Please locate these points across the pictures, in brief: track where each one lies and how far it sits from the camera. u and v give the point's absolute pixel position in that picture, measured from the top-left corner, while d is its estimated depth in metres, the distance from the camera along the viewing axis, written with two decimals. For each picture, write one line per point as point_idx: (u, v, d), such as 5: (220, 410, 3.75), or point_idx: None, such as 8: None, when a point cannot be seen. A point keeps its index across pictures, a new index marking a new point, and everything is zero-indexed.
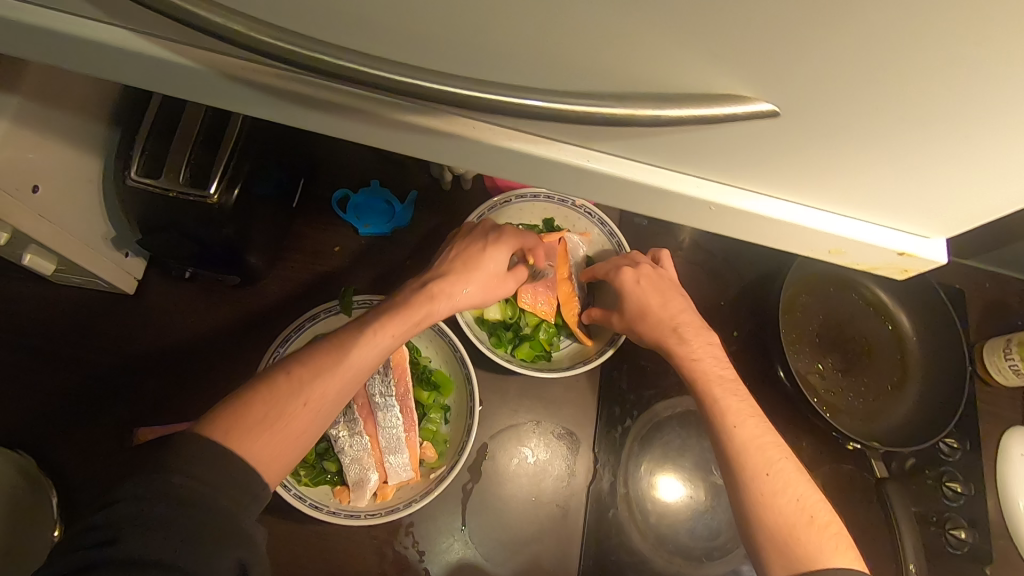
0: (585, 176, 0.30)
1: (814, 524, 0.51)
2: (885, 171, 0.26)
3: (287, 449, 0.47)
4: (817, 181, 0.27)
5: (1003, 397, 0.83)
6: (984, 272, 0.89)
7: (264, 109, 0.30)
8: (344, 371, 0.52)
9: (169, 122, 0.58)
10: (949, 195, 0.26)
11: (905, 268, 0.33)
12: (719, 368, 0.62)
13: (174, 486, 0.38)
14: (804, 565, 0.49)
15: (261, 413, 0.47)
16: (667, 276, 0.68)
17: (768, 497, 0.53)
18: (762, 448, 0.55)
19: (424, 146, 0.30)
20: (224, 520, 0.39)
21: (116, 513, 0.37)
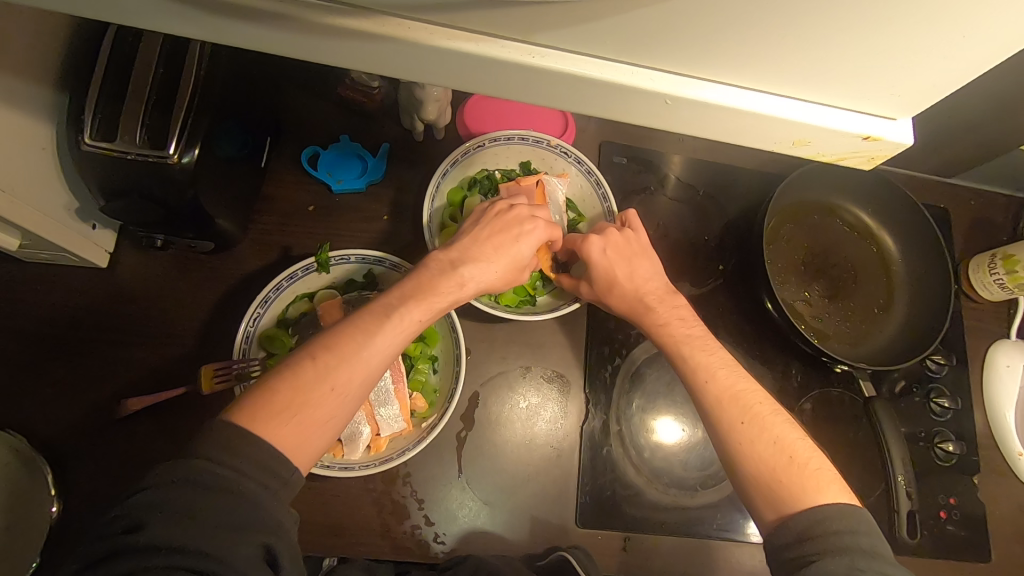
0: (536, 79, 0.28)
1: (795, 462, 0.51)
2: (840, 37, 0.24)
3: (315, 434, 0.46)
4: (771, 59, 0.26)
5: (989, 312, 0.84)
6: (968, 189, 0.88)
7: (195, 30, 0.28)
8: (368, 359, 0.49)
9: (118, 81, 0.55)
10: (908, 58, 0.25)
11: (873, 157, 0.32)
12: (685, 329, 0.63)
13: (200, 471, 0.40)
14: (793, 506, 0.49)
15: (287, 401, 0.45)
16: (635, 240, 0.67)
17: (746, 445, 0.53)
18: (736, 398, 0.56)
19: (362, 56, 0.28)
20: (249, 506, 0.40)
21: (143, 497, 0.39)
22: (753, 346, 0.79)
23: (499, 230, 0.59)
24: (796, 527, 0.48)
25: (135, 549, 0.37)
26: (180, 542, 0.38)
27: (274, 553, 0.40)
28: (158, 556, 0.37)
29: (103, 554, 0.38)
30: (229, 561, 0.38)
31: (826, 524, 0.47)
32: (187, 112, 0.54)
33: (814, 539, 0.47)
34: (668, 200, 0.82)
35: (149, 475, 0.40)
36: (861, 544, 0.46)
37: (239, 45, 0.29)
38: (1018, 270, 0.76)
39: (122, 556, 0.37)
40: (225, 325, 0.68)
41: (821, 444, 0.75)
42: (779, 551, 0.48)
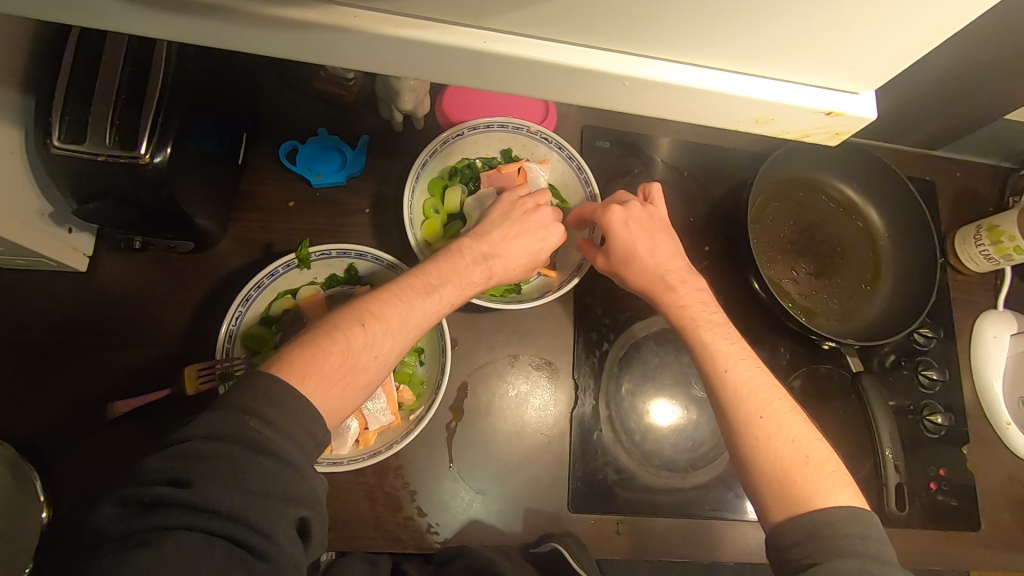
0: (490, 64, 0.28)
1: (811, 463, 0.51)
2: (790, 11, 0.24)
3: (350, 400, 0.49)
4: (723, 35, 0.26)
5: (976, 284, 0.84)
6: (953, 160, 0.87)
7: (140, 25, 0.28)
8: (405, 334, 0.53)
9: (85, 82, 0.54)
10: (862, 30, 0.25)
11: (837, 132, 0.32)
12: (708, 313, 0.63)
13: (248, 432, 0.41)
14: (804, 507, 0.49)
15: (336, 363, 0.47)
16: (656, 217, 0.67)
17: (762, 441, 0.53)
18: (755, 392, 0.56)
19: (312, 46, 0.28)
20: (293, 473, 0.41)
21: (190, 452, 0.39)
22: (741, 326, 0.79)
23: (528, 222, 0.64)
24: (804, 529, 0.48)
25: (180, 503, 0.38)
26: (225, 504, 0.38)
27: (307, 525, 0.42)
28: (202, 514, 0.38)
29: (145, 502, 0.38)
30: (269, 530, 0.39)
31: (836, 528, 0.47)
32: (157, 109, 0.53)
33: (822, 541, 0.47)
34: (652, 183, 0.81)
35: (194, 429, 0.41)
36: (871, 551, 0.46)
37: (188, 40, 0.28)
38: (1003, 241, 0.76)
39: (166, 508, 0.38)
40: (208, 324, 0.68)
41: (810, 421, 0.75)
42: (781, 550, 0.49)
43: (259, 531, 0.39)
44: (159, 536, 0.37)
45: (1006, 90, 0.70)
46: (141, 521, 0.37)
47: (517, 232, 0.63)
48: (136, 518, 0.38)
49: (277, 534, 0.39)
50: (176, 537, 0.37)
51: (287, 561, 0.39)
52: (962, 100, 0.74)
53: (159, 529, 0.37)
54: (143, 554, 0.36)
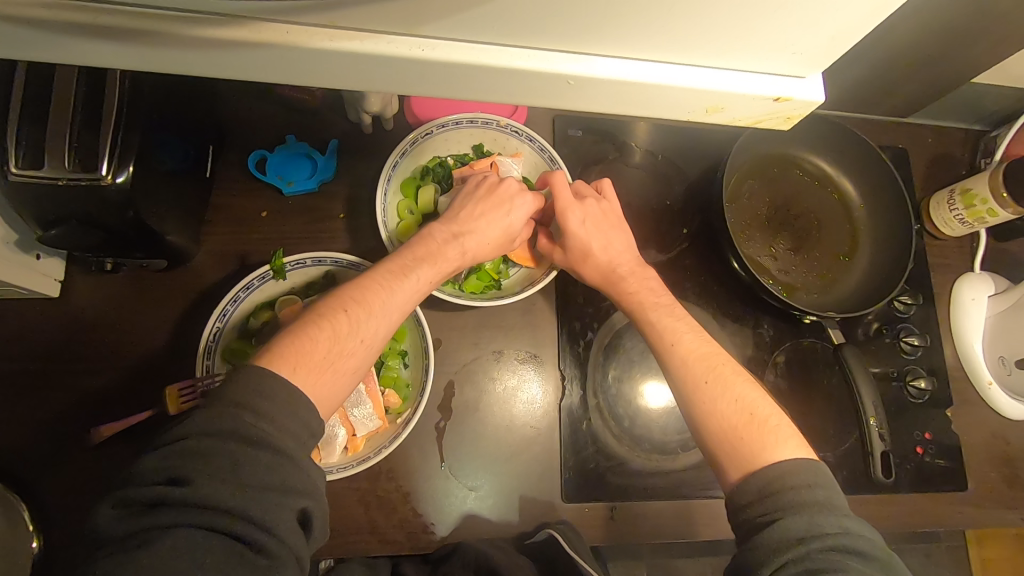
0: (435, 70, 0.27)
1: (756, 419, 0.53)
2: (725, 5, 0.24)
3: (342, 385, 0.49)
4: (665, 31, 0.25)
5: (952, 247, 0.84)
6: (924, 126, 0.88)
7: (69, 53, 0.26)
8: (390, 315, 0.53)
9: (37, 106, 0.53)
10: (799, 16, 0.24)
11: (788, 116, 0.31)
12: (655, 297, 0.64)
13: (243, 427, 0.40)
14: (753, 464, 0.50)
15: (324, 350, 0.48)
16: (610, 211, 0.67)
17: (710, 405, 0.54)
18: (702, 359, 0.57)
19: (247, 65, 0.27)
20: (290, 466, 0.41)
21: (186, 450, 0.39)
22: (722, 305, 0.79)
23: (491, 201, 0.64)
24: (755, 486, 0.48)
25: (180, 501, 0.38)
26: (223, 500, 0.38)
27: (308, 515, 0.42)
28: (202, 511, 0.38)
29: (144, 502, 0.38)
30: (269, 523, 0.39)
31: (785, 479, 0.47)
32: (114, 129, 0.53)
33: (774, 496, 0.47)
34: (627, 168, 0.81)
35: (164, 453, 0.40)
36: (818, 498, 0.46)
37: (120, 64, 0.27)
38: (976, 204, 0.76)
39: (166, 507, 0.38)
40: (189, 341, 0.67)
41: (793, 396, 0.76)
42: (738, 511, 0.49)
43: (260, 525, 0.39)
44: (160, 536, 0.36)
45: (973, 53, 0.69)
46: (141, 522, 0.37)
47: (491, 209, 0.63)
48: (136, 517, 0.38)
49: (277, 527, 0.39)
50: (177, 535, 0.37)
51: (288, 553, 0.40)
52: (926, 67, 0.74)
53: (160, 528, 0.37)
54: (146, 554, 0.36)
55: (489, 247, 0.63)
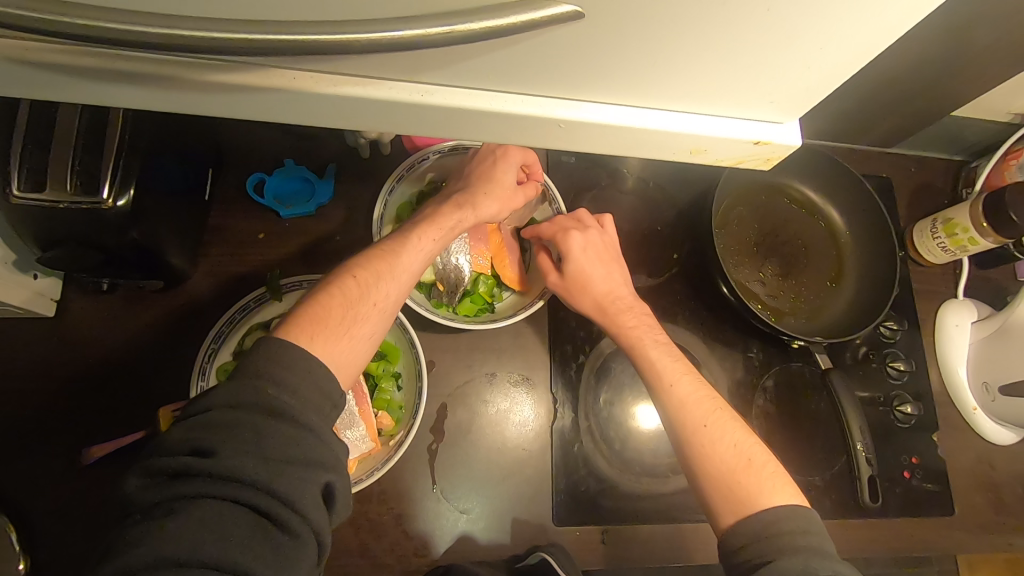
0: (435, 113, 0.28)
1: (754, 464, 0.54)
2: (708, 59, 0.25)
3: (359, 346, 0.52)
4: (651, 81, 0.27)
5: (935, 274, 0.86)
6: (907, 156, 0.91)
7: (77, 94, 0.27)
8: (400, 280, 0.56)
9: (41, 131, 0.53)
10: (775, 72, 0.26)
11: (768, 158, 0.33)
12: (654, 334, 0.65)
13: (264, 399, 0.43)
14: (748, 508, 0.52)
15: (338, 314, 0.51)
16: (610, 244, 0.69)
17: (708, 446, 0.56)
18: (701, 402, 0.59)
19: (252, 106, 0.28)
20: (312, 440, 0.43)
21: (211, 423, 0.42)
22: (712, 329, 0.80)
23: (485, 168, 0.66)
24: (748, 530, 0.50)
25: (206, 472, 0.40)
26: (248, 473, 0.40)
27: (330, 489, 0.44)
28: (227, 483, 0.40)
29: (171, 472, 0.41)
30: (290, 498, 0.41)
31: (779, 524, 0.49)
32: (118, 154, 0.54)
33: (769, 538, 0.49)
34: (618, 194, 0.83)
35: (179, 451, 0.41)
36: (810, 544, 0.48)
37: (128, 105, 0.28)
38: (958, 233, 0.79)
39: (193, 477, 0.40)
40: (183, 362, 0.67)
41: (782, 420, 0.77)
42: (729, 555, 0.51)
43: (281, 499, 0.41)
44: (186, 506, 0.39)
45: (953, 89, 0.72)
46: (169, 490, 0.40)
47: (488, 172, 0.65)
48: (164, 486, 0.40)
49: (298, 503, 0.41)
50: (203, 505, 0.39)
51: (309, 528, 0.42)
52: (908, 101, 0.76)
53: (186, 498, 0.39)
54: (172, 522, 0.38)
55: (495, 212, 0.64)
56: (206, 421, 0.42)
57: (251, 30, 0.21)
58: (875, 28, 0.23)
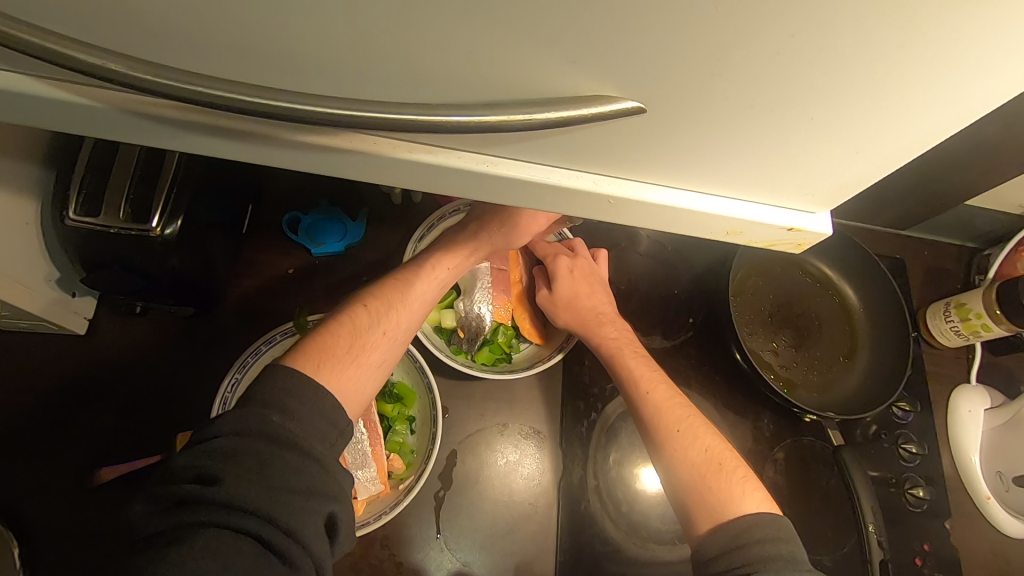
0: (493, 182, 0.31)
1: (724, 469, 0.55)
2: (750, 153, 0.27)
3: (368, 375, 0.54)
4: (695, 168, 0.29)
5: (948, 357, 0.87)
6: (920, 240, 0.93)
7: (172, 142, 0.30)
8: (411, 310, 0.59)
9: (103, 161, 0.57)
10: (811, 168, 0.28)
11: (799, 243, 0.35)
12: (632, 344, 0.67)
13: (271, 428, 0.44)
14: (722, 514, 0.52)
15: (346, 343, 0.53)
16: (598, 270, 0.73)
17: (680, 453, 0.57)
18: (674, 409, 0.60)
19: (328, 164, 0.30)
20: (316, 469, 0.44)
21: (218, 451, 0.42)
22: (723, 396, 0.81)
23: None
24: (723, 538, 0.50)
25: (209, 499, 0.40)
26: (250, 501, 0.41)
27: (333, 521, 0.44)
28: (229, 510, 0.40)
29: (176, 499, 0.41)
30: (291, 527, 0.41)
31: (751, 531, 0.49)
32: (170, 185, 0.57)
33: (740, 549, 0.49)
34: (636, 256, 0.85)
35: (182, 483, 0.42)
36: (783, 551, 0.47)
37: (217, 156, 0.31)
38: (971, 317, 0.80)
39: (196, 504, 0.40)
40: (202, 390, 0.68)
41: (791, 493, 0.77)
42: (706, 563, 0.50)
43: (282, 528, 0.41)
44: (189, 534, 0.39)
45: (966, 181, 0.74)
46: (173, 519, 0.40)
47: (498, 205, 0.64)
48: (167, 515, 0.41)
49: (299, 532, 0.41)
50: (205, 533, 0.39)
51: (309, 559, 0.42)
52: (922, 188, 0.79)
53: (190, 526, 0.40)
54: (175, 550, 0.38)
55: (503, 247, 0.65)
56: (214, 451, 0.43)
57: (357, 107, 0.24)
58: (910, 138, 0.26)
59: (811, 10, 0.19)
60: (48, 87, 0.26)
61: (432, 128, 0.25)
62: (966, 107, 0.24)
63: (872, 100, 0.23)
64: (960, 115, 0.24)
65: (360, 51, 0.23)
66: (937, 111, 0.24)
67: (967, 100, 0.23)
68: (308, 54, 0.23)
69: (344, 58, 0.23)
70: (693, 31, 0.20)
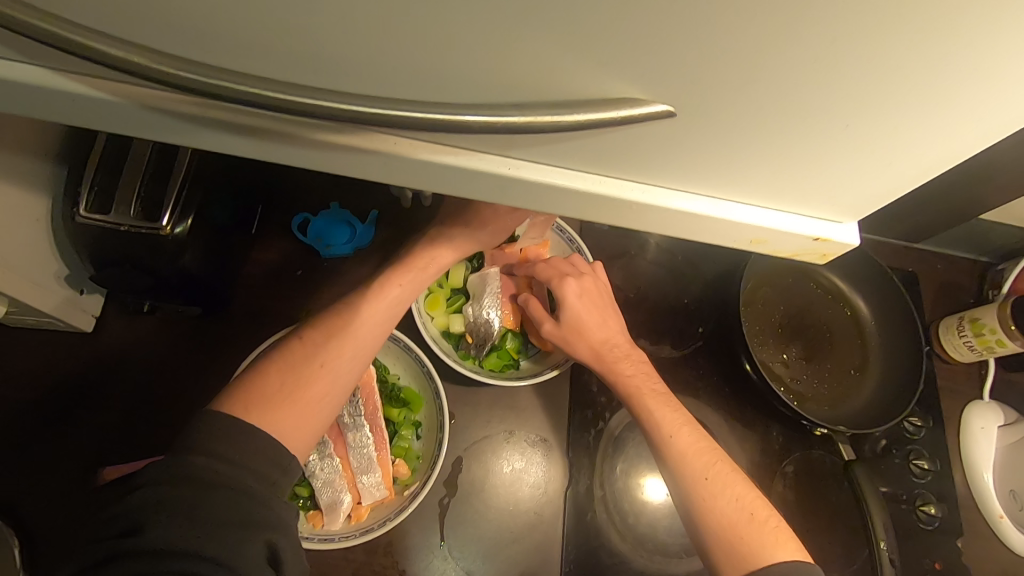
0: (514, 185, 0.30)
1: (755, 521, 0.54)
2: (779, 160, 0.27)
3: (309, 412, 0.51)
4: (721, 175, 0.29)
5: (961, 373, 0.86)
6: (933, 253, 0.92)
7: (192, 139, 0.29)
8: (355, 336, 0.54)
9: (114, 158, 0.57)
10: (839, 177, 0.28)
11: (823, 253, 0.34)
12: (651, 382, 0.64)
13: (195, 469, 0.42)
14: (755, 565, 0.51)
15: (279, 382, 0.51)
16: (603, 289, 0.69)
17: (709, 503, 0.55)
18: (701, 455, 0.58)
19: (348, 164, 0.30)
20: (248, 502, 0.42)
21: (140, 501, 0.40)
22: (732, 407, 0.80)
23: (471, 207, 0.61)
24: None
25: (135, 551, 0.39)
26: (179, 543, 0.39)
27: (276, 550, 0.42)
28: (158, 558, 0.38)
29: (101, 557, 0.39)
30: (228, 562, 0.39)
31: None
32: (181, 184, 0.56)
33: None
34: (645, 264, 0.85)
35: (106, 541, 0.40)
36: None
37: (237, 154, 0.30)
38: (985, 333, 0.79)
39: (122, 560, 0.39)
40: (208, 390, 0.68)
41: (800, 507, 0.76)
42: None
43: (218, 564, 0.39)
44: None
45: (982, 195, 0.73)
46: None
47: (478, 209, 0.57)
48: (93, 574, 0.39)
49: (238, 565, 0.40)
50: None
51: None
52: (937, 201, 0.78)
53: None
54: None
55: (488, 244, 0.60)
56: (137, 502, 0.40)
57: (383, 105, 0.24)
58: (945, 150, 0.25)
59: (852, 16, 0.19)
60: (67, 80, 0.26)
61: (454, 126, 0.24)
62: (1005, 118, 0.23)
63: (909, 110, 0.23)
64: (998, 127, 0.23)
65: (386, 47, 0.22)
66: (976, 122, 0.23)
67: (1008, 111, 0.22)
68: (333, 49, 0.23)
69: (370, 54, 0.23)
70: (730, 33, 0.20)
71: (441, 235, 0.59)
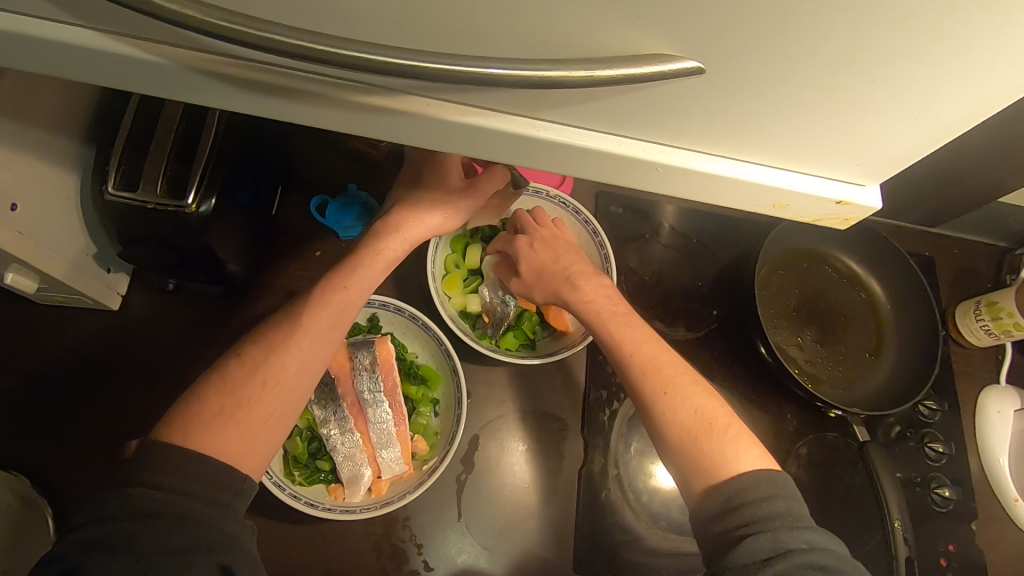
0: (541, 148, 0.31)
1: (715, 430, 0.51)
2: (805, 119, 0.27)
3: (255, 432, 0.47)
4: (746, 135, 0.29)
5: (977, 357, 0.85)
6: (951, 238, 0.91)
7: (235, 103, 0.30)
8: (299, 347, 0.51)
9: (140, 136, 0.58)
10: (864, 136, 0.28)
11: (846, 218, 0.35)
12: (613, 304, 0.61)
13: (134, 500, 0.40)
14: (716, 475, 0.49)
15: (216, 405, 0.47)
16: (560, 234, 0.68)
17: (667, 416, 0.53)
18: (659, 368, 0.55)
19: (382, 127, 0.31)
20: (193, 527, 0.40)
21: (80, 541, 0.39)
22: (745, 390, 0.80)
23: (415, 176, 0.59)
24: (720, 502, 0.48)
25: None
26: None
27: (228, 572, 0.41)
28: None
29: None
30: None
31: (750, 492, 0.47)
32: (206, 163, 0.57)
33: (737, 510, 0.46)
34: (659, 247, 0.85)
35: None
36: (783, 510, 0.46)
37: (276, 119, 0.31)
38: (1002, 316, 0.78)
39: None
40: None
41: (813, 487, 0.76)
42: (707, 525, 0.48)
43: None
44: None
45: (1001, 177, 0.73)
46: None
47: (438, 160, 0.56)
48: None
49: None
50: None
51: None
52: (955, 183, 0.77)
53: None
54: None
55: (458, 213, 0.58)
56: (77, 541, 0.39)
57: (420, 60, 0.24)
58: (971, 104, 0.25)
59: None
60: (118, 43, 0.27)
61: (488, 81, 0.25)
62: None
63: (937, 65, 0.23)
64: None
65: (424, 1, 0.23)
66: (1004, 75, 0.23)
67: None
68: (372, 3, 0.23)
69: (408, 9, 0.23)
70: None
71: (401, 215, 0.56)
